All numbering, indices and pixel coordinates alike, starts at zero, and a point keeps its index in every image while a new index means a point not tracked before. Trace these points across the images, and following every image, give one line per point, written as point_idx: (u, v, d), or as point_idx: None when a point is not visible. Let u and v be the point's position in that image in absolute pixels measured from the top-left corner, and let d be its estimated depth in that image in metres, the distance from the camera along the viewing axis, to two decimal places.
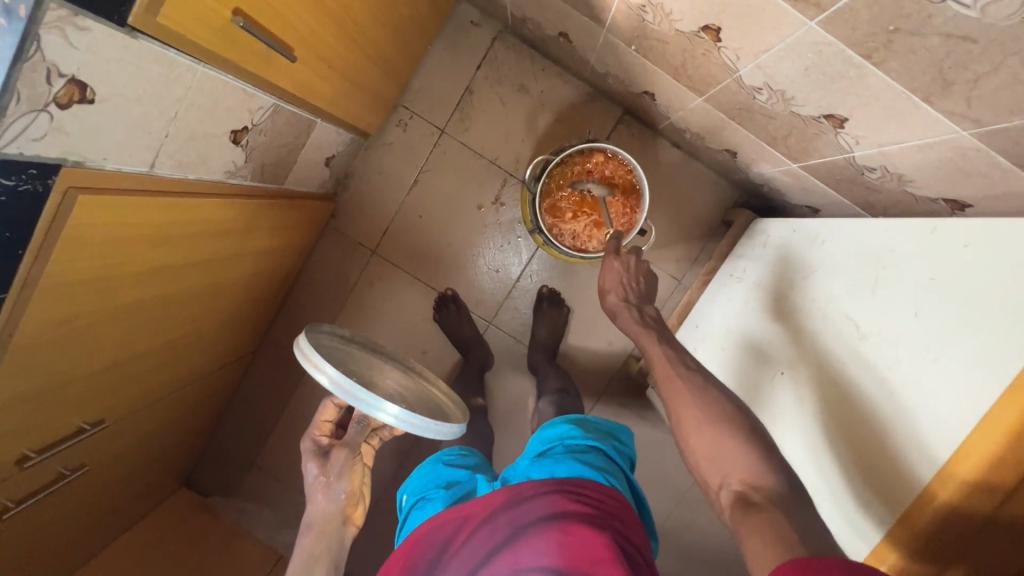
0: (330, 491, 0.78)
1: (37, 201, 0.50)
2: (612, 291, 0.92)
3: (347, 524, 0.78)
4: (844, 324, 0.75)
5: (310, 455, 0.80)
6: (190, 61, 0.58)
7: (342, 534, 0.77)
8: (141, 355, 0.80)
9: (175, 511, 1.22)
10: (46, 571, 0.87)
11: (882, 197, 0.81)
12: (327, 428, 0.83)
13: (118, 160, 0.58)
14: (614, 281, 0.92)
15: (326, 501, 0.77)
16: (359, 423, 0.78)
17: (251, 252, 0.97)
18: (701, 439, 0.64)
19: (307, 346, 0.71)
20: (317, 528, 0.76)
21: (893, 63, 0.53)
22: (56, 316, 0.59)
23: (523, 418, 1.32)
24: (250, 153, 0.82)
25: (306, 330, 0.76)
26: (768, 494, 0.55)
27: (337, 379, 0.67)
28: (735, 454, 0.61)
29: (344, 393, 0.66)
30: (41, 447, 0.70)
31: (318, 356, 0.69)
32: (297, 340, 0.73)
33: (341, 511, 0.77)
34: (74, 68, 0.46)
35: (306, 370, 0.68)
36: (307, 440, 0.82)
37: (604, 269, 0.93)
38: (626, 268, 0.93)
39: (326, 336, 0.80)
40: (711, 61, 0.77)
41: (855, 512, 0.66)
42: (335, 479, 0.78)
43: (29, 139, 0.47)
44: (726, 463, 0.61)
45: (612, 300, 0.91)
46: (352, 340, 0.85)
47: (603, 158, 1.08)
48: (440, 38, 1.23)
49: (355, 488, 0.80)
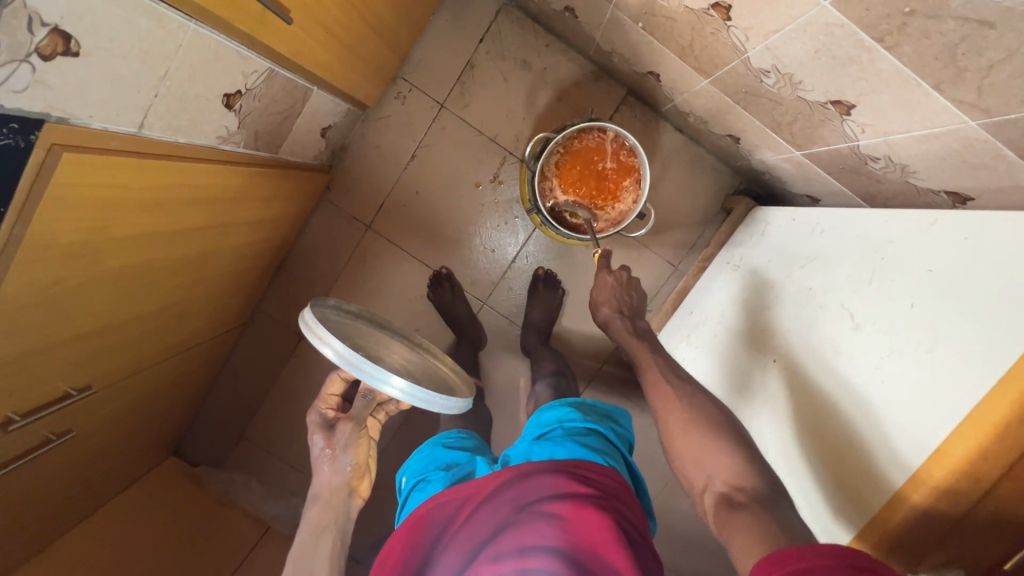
0: (336, 463, 0.77)
1: (19, 157, 0.48)
2: (605, 304, 0.89)
3: (353, 496, 0.78)
4: (840, 313, 0.75)
5: (316, 428, 0.80)
6: (180, 18, 0.56)
7: (348, 507, 0.77)
8: (128, 323, 0.79)
9: (163, 479, 1.22)
10: (34, 534, 0.87)
11: (883, 187, 0.80)
12: (334, 402, 0.83)
13: (105, 119, 0.56)
14: (607, 294, 0.89)
15: (331, 473, 0.77)
16: (365, 398, 0.77)
17: (244, 221, 0.95)
18: (688, 446, 0.64)
19: (312, 319, 0.70)
20: (323, 499, 0.76)
21: (905, 47, 0.52)
22: (39, 279, 0.57)
23: (514, 399, 1.32)
24: (243, 119, 0.79)
25: (312, 304, 0.75)
26: (752, 494, 0.56)
27: (344, 352, 0.66)
28: (719, 459, 0.61)
29: (349, 365, 0.66)
30: (26, 410, 0.69)
31: (323, 330, 0.68)
32: (302, 313, 0.72)
33: (347, 483, 0.77)
34: (57, 17, 0.44)
35: (312, 344, 0.68)
36: (313, 413, 0.82)
37: (595, 283, 0.91)
38: (619, 283, 0.90)
39: (332, 311, 0.79)
40: (719, 40, 0.75)
41: (833, 501, 0.68)
42: (341, 451, 0.78)
43: (11, 92, 0.45)
44: (709, 465, 0.61)
45: (604, 313, 0.89)
46: (359, 314, 0.84)
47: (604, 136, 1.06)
48: (442, 8, 1.20)
49: (361, 461, 0.79)
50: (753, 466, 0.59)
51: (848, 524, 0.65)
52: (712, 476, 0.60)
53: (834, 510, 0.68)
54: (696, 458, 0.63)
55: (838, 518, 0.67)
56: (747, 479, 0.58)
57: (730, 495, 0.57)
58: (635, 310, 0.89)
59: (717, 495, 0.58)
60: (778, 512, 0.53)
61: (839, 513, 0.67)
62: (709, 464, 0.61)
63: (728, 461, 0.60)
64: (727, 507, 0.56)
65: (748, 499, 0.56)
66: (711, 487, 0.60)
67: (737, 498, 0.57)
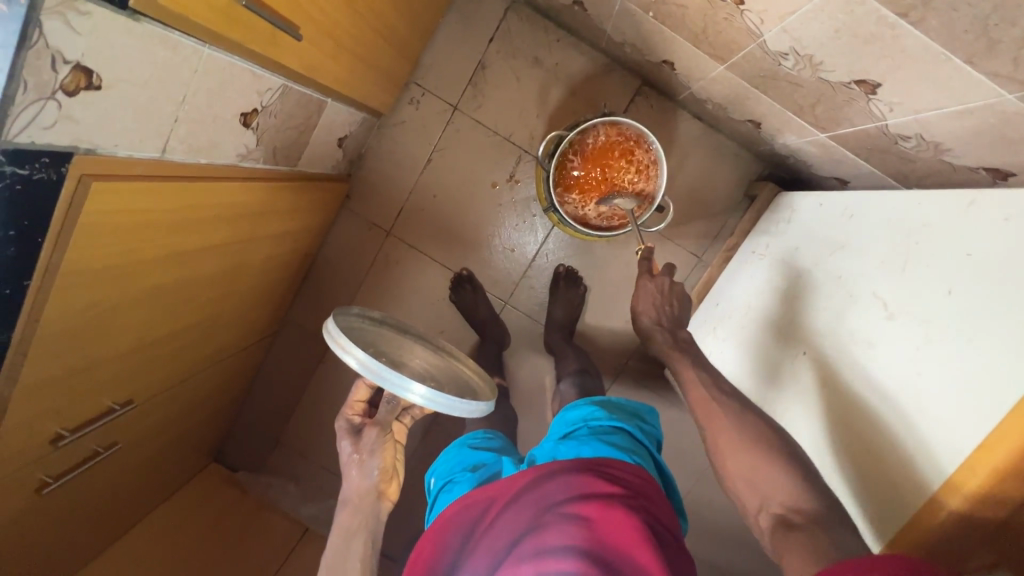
0: (363, 468, 0.78)
1: (52, 190, 0.51)
2: (645, 314, 0.89)
3: (383, 499, 0.78)
4: (872, 302, 0.72)
5: (344, 434, 0.82)
6: (194, 43, 0.57)
7: (378, 510, 0.77)
8: (163, 338, 0.81)
9: (205, 485, 1.27)
10: (86, 541, 0.92)
11: (916, 166, 0.76)
12: (360, 408, 0.84)
13: (130, 146, 0.58)
14: (647, 304, 0.89)
15: (360, 477, 0.78)
16: (389, 403, 0.80)
17: (268, 233, 0.97)
18: (739, 458, 0.63)
19: (335, 328, 0.71)
20: (352, 504, 0.77)
21: (932, 21, 0.49)
22: (79, 302, 0.60)
23: (540, 397, 1.32)
24: (262, 136, 0.81)
25: (335, 313, 0.76)
26: (809, 516, 0.55)
27: (366, 361, 0.67)
28: (776, 478, 0.60)
29: (373, 374, 0.67)
30: (74, 426, 0.73)
31: (346, 339, 0.69)
32: (325, 323, 0.73)
33: (375, 487, 0.78)
34: (79, 54, 0.46)
35: (335, 352, 0.69)
36: (341, 419, 0.84)
37: (637, 291, 0.90)
38: (660, 290, 0.88)
39: (356, 319, 0.81)
40: (734, 26, 0.73)
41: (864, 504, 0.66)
42: (368, 456, 0.79)
43: (40, 128, 0.47)
44: (764, 486, 0.60)
45: (645, 323, 0.89)
46: (383, 321, 0.85)
47: (613, 129, 1.04)
48: (451, 10, 1.19)
49: (388, 464, 0.80)
50: (809, 485, 0.58)
51: (882, 530, 0.62)
52: (769, 499, 0.59)
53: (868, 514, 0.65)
54: (748, 477, 0.62)
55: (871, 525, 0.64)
56: (805, 500, 0.57)
57: (787, 518, 0.56)
58: (677, 321, 0.87)
59: (773, 517, 0.57)
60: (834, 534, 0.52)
61: (874, 518, 0.64)
62: (766, 485, 0.60)
63: (785, 483, 0.59)
64: (784, 529, 0.55)
65: (805, 521, 0.55)
66: (766, 508, 0.59)
67: (793, 520, 0.55)
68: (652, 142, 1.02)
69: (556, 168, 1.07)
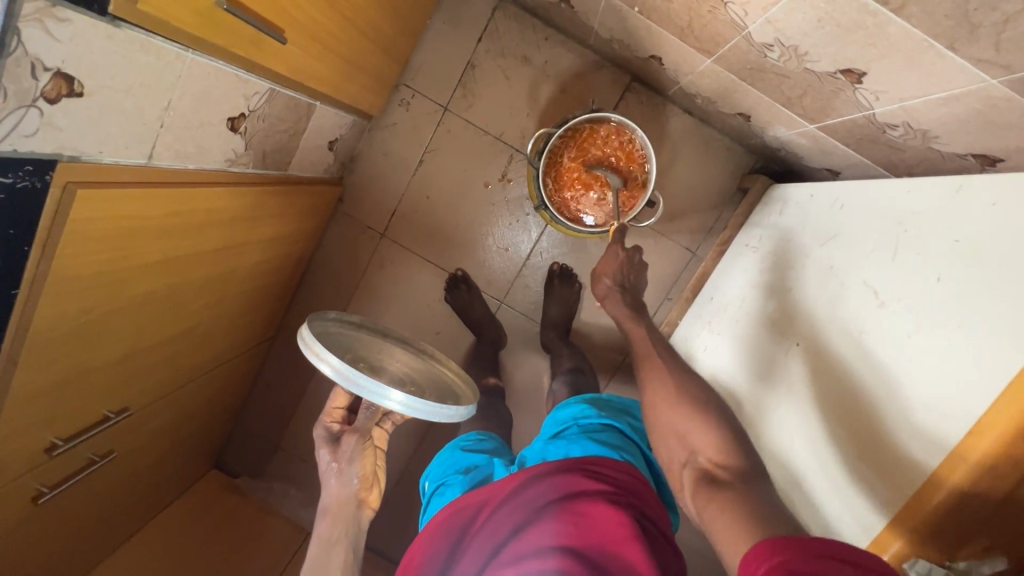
0: (343, 475, 0.79)
1: (36, 197, 0.50)
2: (606, 275, 0.86)
3: (362, 508, 0.79)
4: (862, 292, 0.72)
5: (322, 442, 0.81)
6: (177, 48, 0.57)
7: (359, 518, 0.78)
8: (156, 346, 0.81)
9: (204, 492, 1.27)
10: (86, 550, 0.92)
11: (906, 155, 0.76)
12: (339, 415, 0.83)
13: (114, 153, 0.58)
14: (610, 266, 0.86)
15: (339, 486, 0.78)
16: (368, 410, 0.79)
17: (260, 239, 0.97)
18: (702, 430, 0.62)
19: (309, 336, 0.71)
20: (332, 513, 0.77)
21: (912, 8, 0.49)
22: (69, 311, 0.60)
23: (538, 396, 1.32)
24: (250, 140, 0.81)
25: (310, 319, 0.76)
26: (735, 473, 0.55)
27: (341, 369, 0.67)
28: (706, 435, 0.60)
29: (347, 381, 0.67)
30: (68, 435, 0.73)
31: (320, 347, 0.69)
32: (299, 330, 0.72)
33: (355, 495, 0.78)
34: (58, 61, 0.46)
35: (310, 360, 0.69)
36: (319, 427, 0.83)
37: (605, 253, 0.87)
38: (629, 258, 0.87)
39: (333, 324, 0.81)
40: (718, 18, 0.73)
41: (857, 492, 0.65)
42: (347, 464, 0.79)
43: (22, 136, 0.47)
44: (698, 439, 0.60)
45: (604, 285, 0.86)
46: (361, 325, 0.85)
47: (591, 128, 1.05)
48: (439, 11, 1.19)
49: (367, 471, 0.80)
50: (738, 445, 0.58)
51: (876, 517, 0.62)
52: (698, 451, 0.59)
53: (862, 502, 0.64)
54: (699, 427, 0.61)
55: (863, 514, 0.64)
56: (732, 458, 0.57)
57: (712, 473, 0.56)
58: (634, 290, 0.87)
59: (699, 470, 0.58)
60: (760, 490, 0.53)
61: (868, 505, 0.63)
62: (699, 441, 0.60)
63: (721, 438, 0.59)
64: (710, 485, 0.55)
65: (730, 477, 0.55)
66: (694, 463, 0.59)
67: (719, 477, 0.55)
68: (638, 134, 1.01)
69: (548, 168, 1.07)
